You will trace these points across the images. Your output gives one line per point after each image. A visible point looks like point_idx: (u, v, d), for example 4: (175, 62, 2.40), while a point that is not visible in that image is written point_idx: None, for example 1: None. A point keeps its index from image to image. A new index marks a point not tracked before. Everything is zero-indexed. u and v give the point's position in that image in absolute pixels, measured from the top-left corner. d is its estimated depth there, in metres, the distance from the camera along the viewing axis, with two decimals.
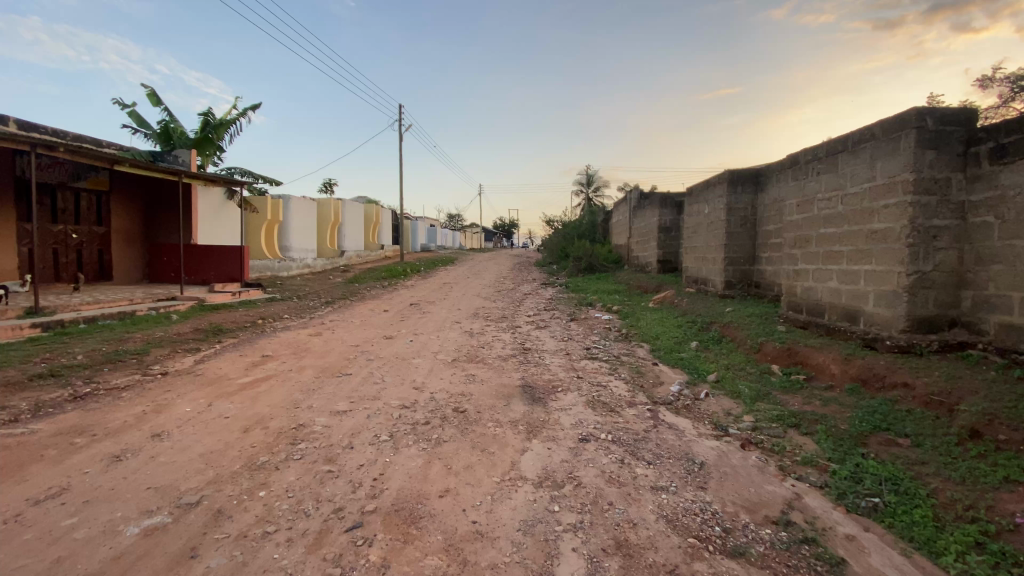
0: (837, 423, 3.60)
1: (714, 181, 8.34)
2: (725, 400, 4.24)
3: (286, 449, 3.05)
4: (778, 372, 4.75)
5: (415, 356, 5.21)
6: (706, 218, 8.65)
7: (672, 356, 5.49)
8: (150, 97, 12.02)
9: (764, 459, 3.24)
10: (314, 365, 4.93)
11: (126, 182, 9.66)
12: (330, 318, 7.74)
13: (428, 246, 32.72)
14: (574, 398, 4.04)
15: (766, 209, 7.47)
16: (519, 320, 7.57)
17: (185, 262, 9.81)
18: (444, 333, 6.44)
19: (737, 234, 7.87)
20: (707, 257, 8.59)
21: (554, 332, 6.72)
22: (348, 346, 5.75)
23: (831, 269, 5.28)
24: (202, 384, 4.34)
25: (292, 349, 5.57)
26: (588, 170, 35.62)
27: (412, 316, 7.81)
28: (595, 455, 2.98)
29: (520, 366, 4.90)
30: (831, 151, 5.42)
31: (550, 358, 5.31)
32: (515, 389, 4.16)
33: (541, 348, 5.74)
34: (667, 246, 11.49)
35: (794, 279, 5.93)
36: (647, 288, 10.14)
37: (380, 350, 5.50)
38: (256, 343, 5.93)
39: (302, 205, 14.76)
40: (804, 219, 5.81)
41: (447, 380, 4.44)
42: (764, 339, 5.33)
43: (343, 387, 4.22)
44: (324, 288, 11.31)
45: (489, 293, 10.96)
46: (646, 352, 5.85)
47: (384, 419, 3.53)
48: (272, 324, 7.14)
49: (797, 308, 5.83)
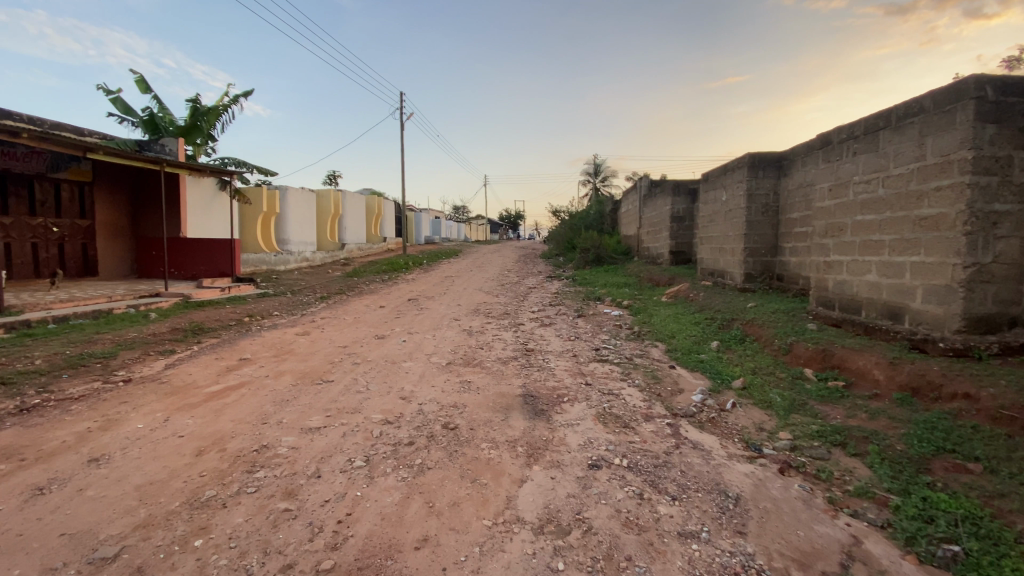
0: (891, 442, 3.06)
1: (733, 166, 7.75)
2: (754, 411, 3.71)
3: (239, 480, 2.57)
4: (813, 378, 4.21)
5: (406, 360, 4.72)
6: (723, 205, 8.09)
7: (691, 358, 4.96)
8: (138, 84, 11.56)
9: (810, 489, 2.71)
10: (294, 370, 4.45)
11: (111, 172, 9.22)
12: (322, 315, 7.27)
13: (433, 238, 32.33)
14: (582, 410, 3.53)
15: (790, 195, 6.90)
16: (523, 317, 7.06)
17: (174, 256, 9.38)
18: (441, 332, 5.95)
19: (758, 223, 7.31)
20: (725, 248, 8.03)
21: (559, 330, 6.22)
22: (334, 347, 5.27)
23: (870, 260, 4.72)
24: (166, 394, 3.88)
25: (273, 351, 5.11)
26: (596, 159, 34.85)
27: (409, 312, 7.32)
28: (608, 488, 2.47)
29: (522, 371, 4.40)
30: (869, 129, 4.85)
31: (555, 360, 4.81)
32: (515, 399, 3.66)
33: (545, 349, 5.23)
34: (680, 237, 10.92)
35: (825, 271, 5.38)
36: (660, 281, 9.59)
37: (369, 352, 5.03)
38: (237, 344, 5.46)
39: (300, 196, 14.28)
40: (837, 205, 5.24)
41: (440, 388, 3.95)
42: (794, 339, 4.79)
43: (321, 398, 3.73)
44: (321, 283, 10.85)
45: (493, 287, 10.45)
46: (662, 354, 5.32)
47: (362, 438, 3.05)
48: (259, 322, 6.69)
49: (829, 304, 5.28)
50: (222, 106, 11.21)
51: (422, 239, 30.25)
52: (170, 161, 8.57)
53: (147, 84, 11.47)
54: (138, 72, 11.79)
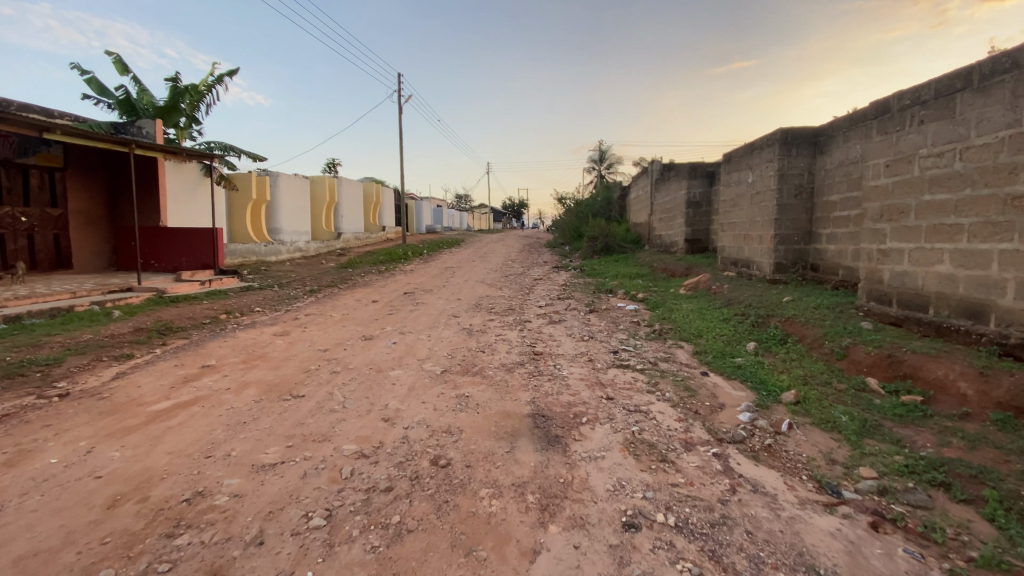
0: (1013, 484, 2.36)
1: (761, 144, 7.00)
2: (817, 435, 3.02)
3: (153, 550, 1.91)
4: (881, 391, 3.51)
5: (394, 367, 4.04)
6: (749, 187, 7.35)
7: (726, 363, 4.26)
8: (115, 64, 10.81)
9: (919, 555, 2.04)
10: (263, 381, 3.77)
11: (84, 157, 8.52)
12: (307, 311, 6.58)
13: (434, 227, 31.60)
14: (606, 435, 2.84)
15: (829, 175, 6.17)
16: (528, 313, 6.36)
17: (153, 247, 8.70)
18: (436, 331, 5.26)
19: (790, 207, 6.58)
20: (751, 236, 7.30)
21: (570, 328, 5.52)
22: (313, 350, 4.59)
23: (943, 248, 4.01)
24: (101, 414, 3.21)
25: (243, 356, 4.44)
26: (601, 143, 33.77)
27: (403, 308, 6.63)
28: (654, 566, 1.80)
29: (530, 381, 3.70)
30: (943, 92, 4.11)
31: (568, 367, 4.11)
32: (523, 421, 2.96)
33: (556, 352, 4.54)
34: (696, 223, 10.16)
35: (879, 261, 4.67)
36: (676, 272, 8.85)
37: (352, 357, 4.36)
38: (205, 347, 4.79)
39: (293, 183, 13.57)
40: (895, 184, 4.52)
41: (431, 404, 3.26)
42: (851, 342, 4.08)
43: (284, 420, 3.05)
44: (312, 274, 10.16)
45: (495, 279, 9.74)
46: (690, 357, 4.61)
47: (327, 481, 2.36)
48: (236, 320, 6.03)
49: (885, 299, 4.58)
50: (205, 87, 10.49)
51: (423, 229, 29.53)
52: (144, 143, 7.88)
53: (124, 65, 10.74)
54: (115, 52, 11.05)
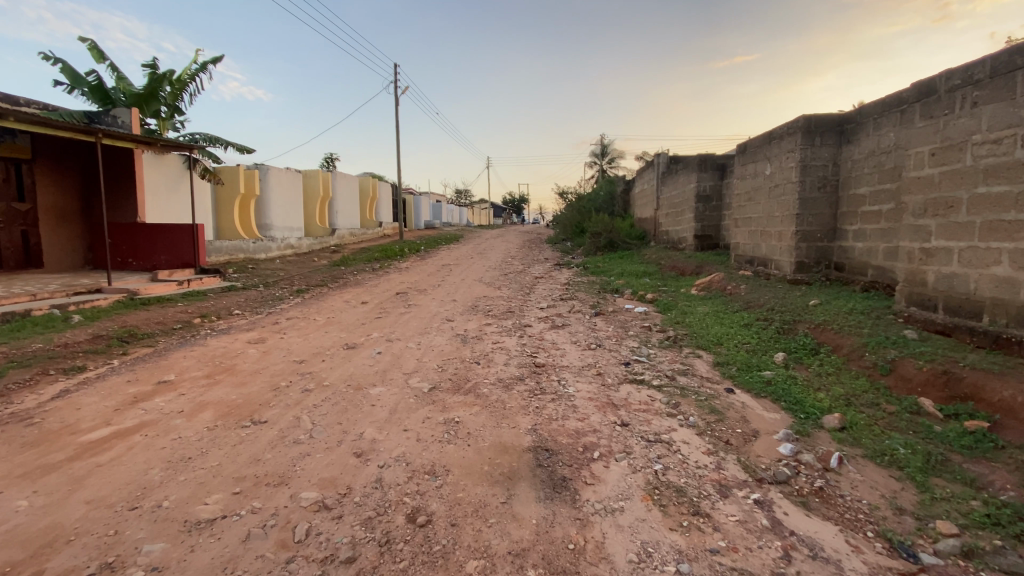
0: None
1: (781, 132, 6.50)
2: (874, 474, 2.51)
3: None
4: (938, 415, 2.99)
5: (376, 382, 3.53)
6: (767, 180, 6.86)
7: (754, 378, 3.77)
8: (91, 51, 10.30)
9: None
10: (223, 401, 3.28)
11: (54, 148, 8.03)
12: (289, 314, 6.08)
13: (433, 223, 31.09)
14: (623, 478, 2.35)
15: (857, 166, 5.67)
16: (529, 317, 5.86)
17: (130, 244, 8.19)
18: (427, 339, 4.75)
19: (813, 201, 6.08)
20: (769, 232, 6.81)
21: (575, 334, 5.03)
22: (288, 362, 4.09)
23: (1001, 248, 3.50)
24: (23, 446, 2.72)
25: (209, 368, 3.95)
26: (604, 137, 33.02)
27: (394, 311, 6.12)
28: None
29: (532, 401, 3.21)
30: (1000, 67, 3.59)
31: (574, 382, 3.61)
32: (522, 457, 2.47)
33: (560, 364, 4.04)
34: (706, 219, 9.64)
35: (921, 262, 4.16)
36: (685, 270, 8.35)
37: (329, 370, 3.86)
38: (168, 358, 4.30)
39: (285, 177, 13.05)
40: (942, 175, 4.01)
41: (414, 433, 2.76)
42: (897, 354, 3.54)
43: (237, 455, 2.55)
44: (302, 273, 9.64)
45: (494, 278, 9.22)
46: (710, 369, 4.12)
47: (273, 546, 1.87)
48: (209, 325, 5.54)
49: (929, 304, 4.08)
50: (187, 75, 9.98)
51: (422, 224, 29.04)
52: (114, 133, 7.35)
53: (101, 52, 10.22)
54: (90, 39, 10.55)
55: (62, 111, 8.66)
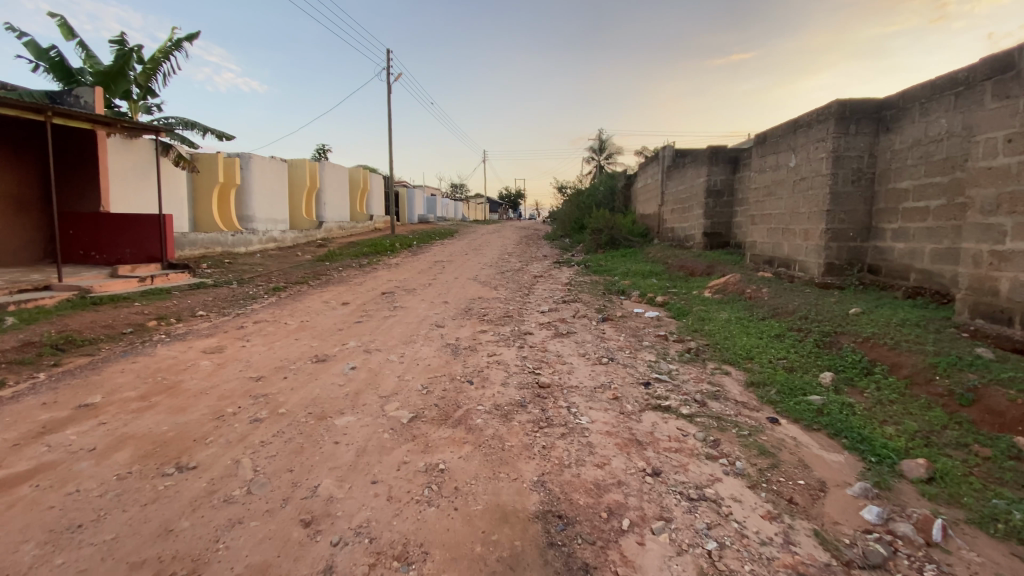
0: None
1: (809, 119, 5.88)
2: (993, 553, 1.90)
3: None
4: None
5: (344, 410, 2.87)
6: (791, 172, 6.24)
7: (802, 405, 3.13)
8: (60, 28, 9.45)
9: None
10: (150, 435, 2.61)
11: (11, 131, 7.27)
12: (259, 317, 5.40)
13: (427, 216, 30.26)
14: (667, 566, 1.71)
15: (899, 157, 5.07)
16: (529, 322, 5.21)
17: (92, 237, 7.45)
18: (412, 350, 4.08)
19: (847, 196, 5.46)
20: (793, 230, 6.19)
21: (583, 345, 4.39)
22: (243, 378, 3.42)
23: None
24: None
25: (147, 387, 3.27)
26: (602, 133, 32.42)
27: (377, 314, 5.45)
28: None
29: (537, 437, 2.56)
30: None
31: (586, 410, 2.96)
32: (528, 533, 1.82)
33: (567, 383, 3.40)
34: (716, 215, 9.02)
35: (992, 267, 3.55)
36: (695, 270, 7.73)
37: (290, 389, 3.18)
38: (104, 371, 3.60)
39: (268, 166, 12.29)
40: (1021, 165, 3.41)
41: (385, 489, 2.11)
42: (979, 380, 2.92)
43: (143, 523, 1.90)
44: (282, 269, 8.95)
45: (490, 276, 8.55)
46: (744, 391, 3.48)
47: None
48: (166, 329, 4.84)
49: (1003, 317, 3.48)
50: (160, 53, 9.20)
51: (416, 218, 28.28)
52: (67, 111, 6.43)
53: (70, 28, 9.37)
54: (58, 15, 9.68)
55: (21, 91, 7.86)
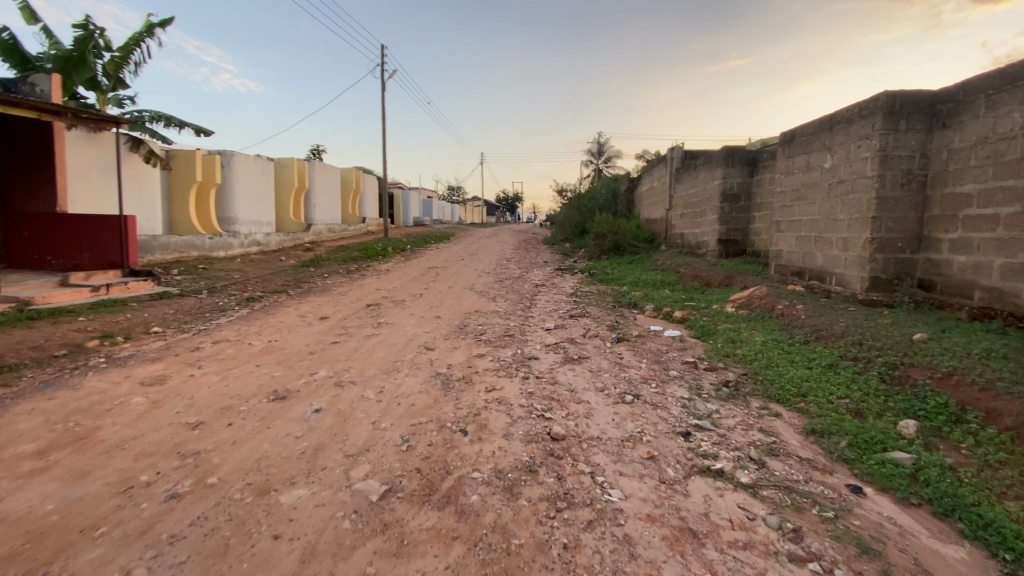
0: None
1: (851, 114, 5.22)
2: None
3: None
4: None
5: (297, 479, 2.16)
6: (827, 174, 5.58)
7: (889, 467, 2.44)
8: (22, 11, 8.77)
9: None
10: (22, 521, 1.90)
11: None
12: (223, 334, 4.69)
13: (423, 220, 29.54)
14: None
15: (959, 157, 4.40)
16: (534, 344, 4.50)
17: (46, 241, 6.71)
18: (395, 383, 3.37)
19: (895, 201, 4.79)
20: (829, 238, 5.52)
21: (599, 375, 3.68)
22: (177, 425, 2.70)
23: None
24: None
25: (51, 438, 2.55)
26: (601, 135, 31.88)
27: (359, 332, 4.75)
28: None
29: (552, 529, 1.86)
30: None
31: (616, 478, 2.26)
32: None
33: (586, 433, 2.70)
34: (732, 221, 8.36)
35: None
36: (712, 281, 7.07)
37: (232, 443, 2.47)
38: (7, 412, 2.88)
39: (252, 165, 11.58)
40: None
41: None
42: None
43: None
44: (261, 276, 8.20)
45: (488, 286, 7.85)
46: (805, 442, 2.79)
47: None
48: (106, 350, 4.12)
49: None
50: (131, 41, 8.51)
51: (412, 220, 27.56)
52: (9, 99, 5.64)
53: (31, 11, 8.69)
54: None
55: None
